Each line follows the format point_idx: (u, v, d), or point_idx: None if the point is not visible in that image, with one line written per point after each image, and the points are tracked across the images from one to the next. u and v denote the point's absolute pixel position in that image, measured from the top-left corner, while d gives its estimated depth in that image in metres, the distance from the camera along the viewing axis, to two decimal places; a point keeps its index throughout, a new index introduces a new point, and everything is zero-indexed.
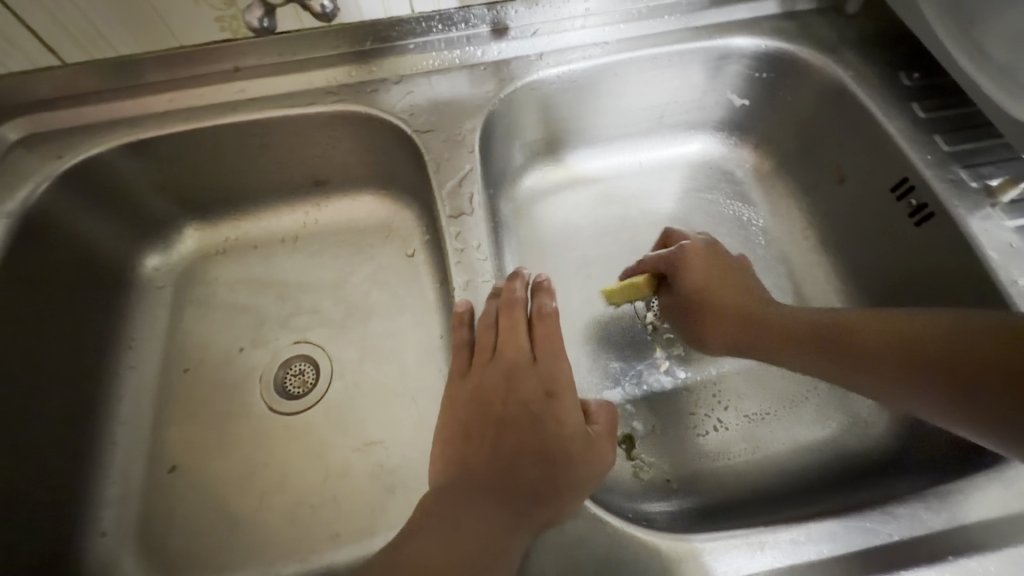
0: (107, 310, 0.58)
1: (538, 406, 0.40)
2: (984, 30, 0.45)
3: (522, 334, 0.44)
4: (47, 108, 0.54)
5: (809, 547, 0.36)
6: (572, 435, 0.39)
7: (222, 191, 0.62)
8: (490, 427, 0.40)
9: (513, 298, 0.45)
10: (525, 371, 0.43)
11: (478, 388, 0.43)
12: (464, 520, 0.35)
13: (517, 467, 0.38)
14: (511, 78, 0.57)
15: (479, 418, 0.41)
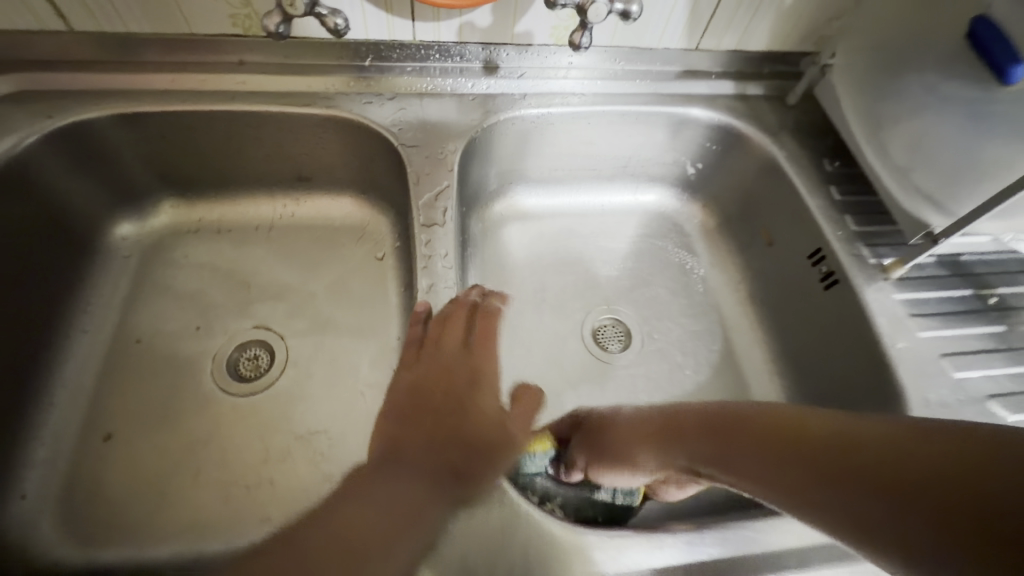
0: (69, 271, 0.58)
1: (466, 395, 0.45)
2: (887, 133, 0.55)
3: (461, 330, 0.48)
4: (44, 69, 0.56)
5: (701, 548, 0.40)
6: (495, 424, 0.43)
7: (204, 173, 0.64)
8: (419, 409, 0.43)
9: (459, 300, 0.50)
10: (466, 365, 0.47)
11: (414, 374, 0.47)
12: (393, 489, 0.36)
13: (440, 443, 0.40)
14: (495, 111, 0.63)
15: (411, 400, 0.44)
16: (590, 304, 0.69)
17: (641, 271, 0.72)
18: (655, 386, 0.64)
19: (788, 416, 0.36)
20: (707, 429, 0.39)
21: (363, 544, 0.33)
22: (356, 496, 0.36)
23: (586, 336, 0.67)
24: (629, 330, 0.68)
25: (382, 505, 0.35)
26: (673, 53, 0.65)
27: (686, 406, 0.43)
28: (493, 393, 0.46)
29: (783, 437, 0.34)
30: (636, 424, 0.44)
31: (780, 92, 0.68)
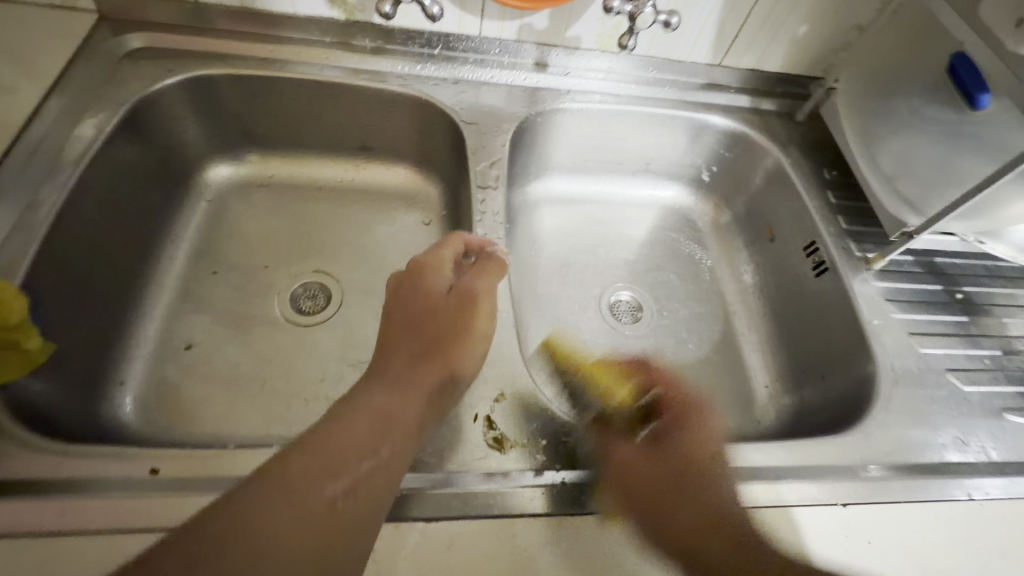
0: (164, 204, 0.67)
1: (453, 317, 0.47)
2: (877, 146, 0.64)
3: (447, 263, 0.51)
4: (166, 30, 0.66)
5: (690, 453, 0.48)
6: (471, 354, 0.46)
7: (285, 134, 0.73)
8: (412, 335, 0.45)
9: (452, 240, 0.53)
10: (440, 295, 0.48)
11: (399, 304, 0.48)
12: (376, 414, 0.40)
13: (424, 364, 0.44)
14: (542, 103, 0.72)
15: (400, 327, 0.46)
16: (608, 281, 0.78)
17: (655, 257, 0.81)
18: (662, 355, 0.72)
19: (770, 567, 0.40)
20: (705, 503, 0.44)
21: (352, 465, 0.37)
22: (346, 416, 0.39)
23: (603, 307, 0.75)
24: (642, 306, 0.76)
25: (370, 423, 0.39)
26: (700, 67, 0.75)
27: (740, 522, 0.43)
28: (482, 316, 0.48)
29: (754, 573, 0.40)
30: (676, 467, 0.47)
31: (790, 109, 0.78)
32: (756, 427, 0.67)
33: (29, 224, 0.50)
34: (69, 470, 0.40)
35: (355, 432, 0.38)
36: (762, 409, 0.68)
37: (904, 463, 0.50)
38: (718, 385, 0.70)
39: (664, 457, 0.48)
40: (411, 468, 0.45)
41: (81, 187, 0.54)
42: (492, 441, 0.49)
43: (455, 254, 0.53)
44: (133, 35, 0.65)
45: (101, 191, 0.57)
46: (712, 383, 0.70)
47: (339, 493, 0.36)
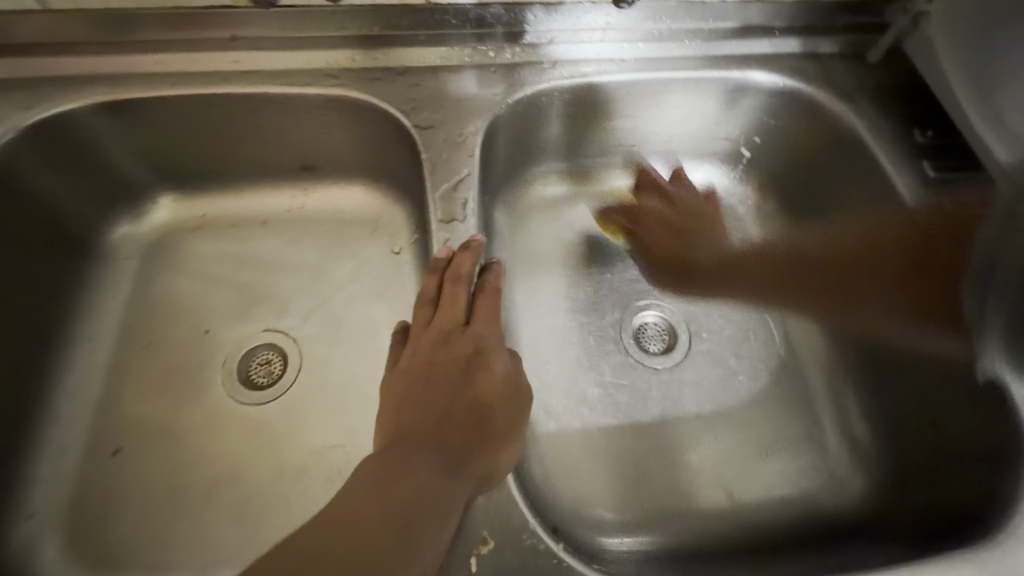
0: (65, 275, 0.55)
1: (470, 371, 0.40)
2: (1002, 98, 0.47)
3: (460, 298, 0.43)
4: (22, 53, 0.51)
5: None
6: (502, 437, 0.38)
7: (205, 163, 0.58)
8: (434, 405, 0.38)
9: (460, 265, 0.43)
10: (456, 336, 0.42)
11: (412, 349, 0.42)
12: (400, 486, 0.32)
13: (437, 441, 0.36)
14: (521, 84, 0.54)
15: (408, 390, 0.39)
16: (629, 299, 0.61)
17: (688, 260, 0.64)
18: (706, 395, 0.56)
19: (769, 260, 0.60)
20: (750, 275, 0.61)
21: None
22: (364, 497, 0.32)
23: (625, 336, 0.59)
24: (674, 328, 0.60)
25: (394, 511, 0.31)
26: (730, 6, 0.55)
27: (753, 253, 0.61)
28: (501, 368, 0.40)
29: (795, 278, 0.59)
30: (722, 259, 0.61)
31: (858, 48, 0.57)
32: (837, 485, 0.52)
33: None
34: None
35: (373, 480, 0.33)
36: (840, 459, 0.53)
37: None
38: (780, 430, 0.55)
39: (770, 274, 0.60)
40: None
41: None
42: None
43: (463, 287, 0.43)
44: None
45: None
46: (772, 428, 0.55)
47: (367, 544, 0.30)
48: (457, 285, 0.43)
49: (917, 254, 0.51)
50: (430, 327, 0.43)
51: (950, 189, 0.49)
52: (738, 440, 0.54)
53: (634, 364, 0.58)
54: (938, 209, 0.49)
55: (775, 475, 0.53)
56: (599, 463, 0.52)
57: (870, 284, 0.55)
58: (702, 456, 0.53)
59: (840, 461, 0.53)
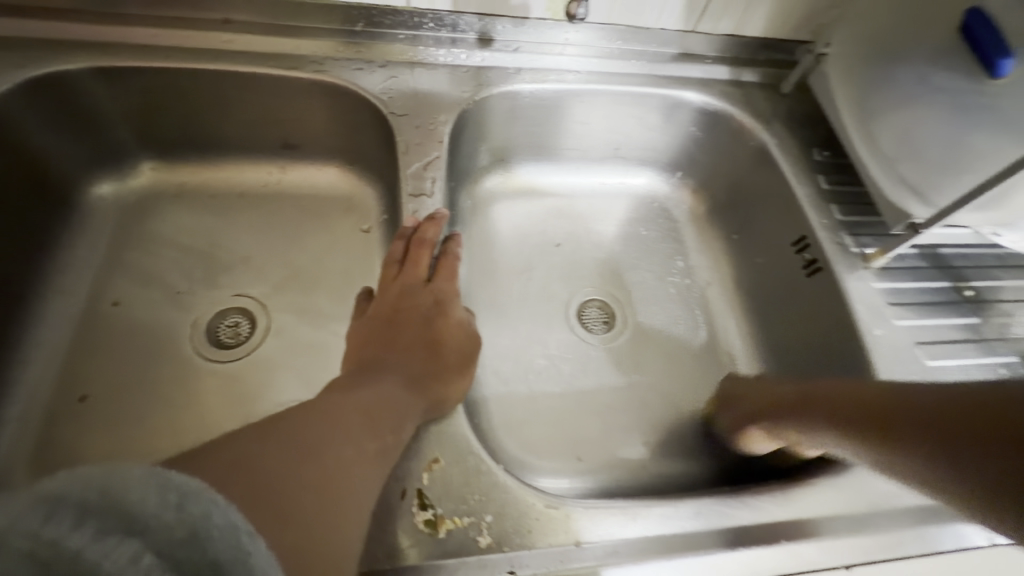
0: (41, 229, 0.57)
1: (430, 320, 0.48)
2: (877, 123, 0.55)
3: (424, 257, 0.50)
4: (18, 16, 0.54)
5: (675, 522, 0.40)
6: (454, 373, 0.45)
7: (187, 135, 0.62)
8: (397, 344, 0.45)
9: (427, 230, 0.50)
10: (418, 289, 0.49)
11: (381, 299, 0.49)
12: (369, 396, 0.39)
13: (403, 365, 0.43)
14: (488, 84, 0.61)
15: (376, 331, 0.46)
16: (576, 285, 0.69)
17: (629, 254, 0.72)
18: (637, 368, 0.64)
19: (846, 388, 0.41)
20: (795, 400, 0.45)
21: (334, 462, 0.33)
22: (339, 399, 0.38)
23: (571, 316, 0.67)
24: (614, 312, 0.68)
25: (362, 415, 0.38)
26: (671, 34, 0.64)
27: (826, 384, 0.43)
28: (455, 319, 0.49)
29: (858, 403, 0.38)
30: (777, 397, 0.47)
31: (773, 79, 0.68)
32: None
33: None
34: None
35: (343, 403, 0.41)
36: None
37: (914, 505, 0.43)
38: (699, 400, 0.63)
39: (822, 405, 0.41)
40: None
41: None
42: (425, 522, 0.38)
43: (428, 250, 0.50)
44: None
45: None
46: (693, 399, 0.63)
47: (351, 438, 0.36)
48: (424, 248, 0.50)
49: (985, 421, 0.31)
50: (397, 281, 0.50)
51: (932, 390, 0.35)
52: (664, 408, 0.62)
53: (576, 340, 0.65)
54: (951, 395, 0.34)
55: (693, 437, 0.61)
56: (542, 422, 0.59)
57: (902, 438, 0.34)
58: (632, 420, 0.61)
59: None
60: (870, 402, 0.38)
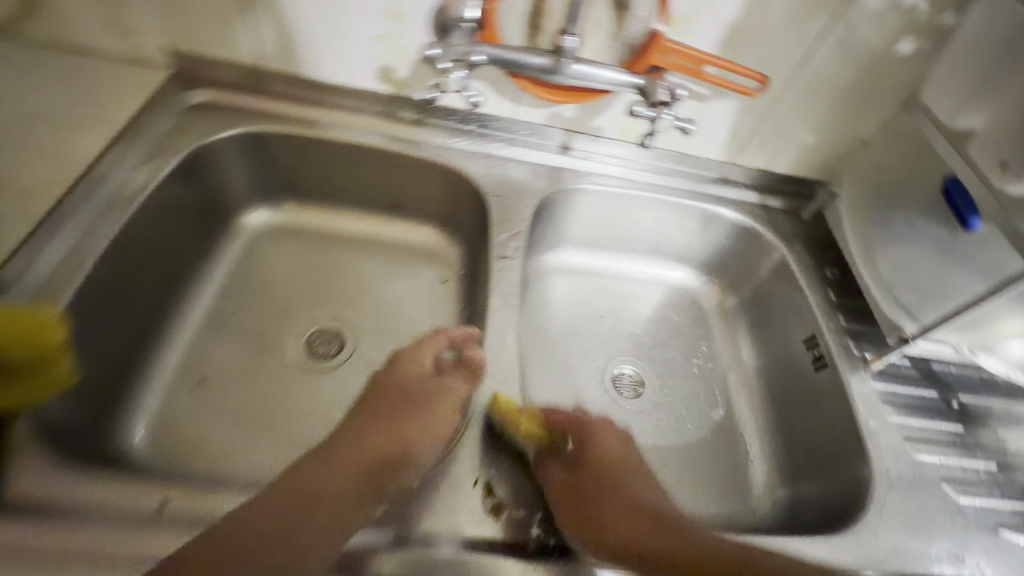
0: (200, 243, 0.72)
1: (410, 401, 0.57)
2: (877, 253, 0.69)
3: (425, 360, 0.60)
4: (229, 89, 0.72)
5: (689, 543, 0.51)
6: (416, 447, 0.53)
7: (322, 187, 0.78)
8: (387, 420, 0.55)
9: (438, 338, 0.61)
10: (424, 379, 0.59)
11: (391, 371, 0.60)
12: (311, 477, 0.48)
13: (364, 437, 0.53)
14: (563, 182, 0.77)
15: (374, 394, 0.58)
16: (612, 353, 0.80)
17: (660, 333, 0.83)
18: (661, 432, 0.73)
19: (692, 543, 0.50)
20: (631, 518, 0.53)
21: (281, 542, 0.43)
22: (317, 465, 0.49)
23: (607, 378, 0.77)
24: (644, 380, 0.78)
25: (299, 495, 0.46)
26: (713, 162, 0.80)
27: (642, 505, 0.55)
28: (457, 392, 0.58)
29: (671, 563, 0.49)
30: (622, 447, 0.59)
31: (795, 208, 0.82)
32: (750, 516, 0.67)
33: (77, 259, 0.55)
34: (76, 496, 0.43)
35: (337, 468, 0.49)
36: (758, 499, 0.68)
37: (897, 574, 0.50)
38: (714, 468, 0.70)
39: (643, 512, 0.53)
40: (397, 535, 0.47)
41: (131, 226, 0.60)
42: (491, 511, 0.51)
43: (437, 352, 0.61)
44: (199, 91, 0.71)
45: (146, 229, 0.62)
46: (709, 467, 0.70)
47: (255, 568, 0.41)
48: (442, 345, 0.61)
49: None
50: (394, 369, 0.60)
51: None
52: (683, 471, 0.69)
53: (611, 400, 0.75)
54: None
55: (707, 501, 0.68)
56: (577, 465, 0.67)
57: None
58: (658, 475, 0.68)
59: (759, 500, 0.68)
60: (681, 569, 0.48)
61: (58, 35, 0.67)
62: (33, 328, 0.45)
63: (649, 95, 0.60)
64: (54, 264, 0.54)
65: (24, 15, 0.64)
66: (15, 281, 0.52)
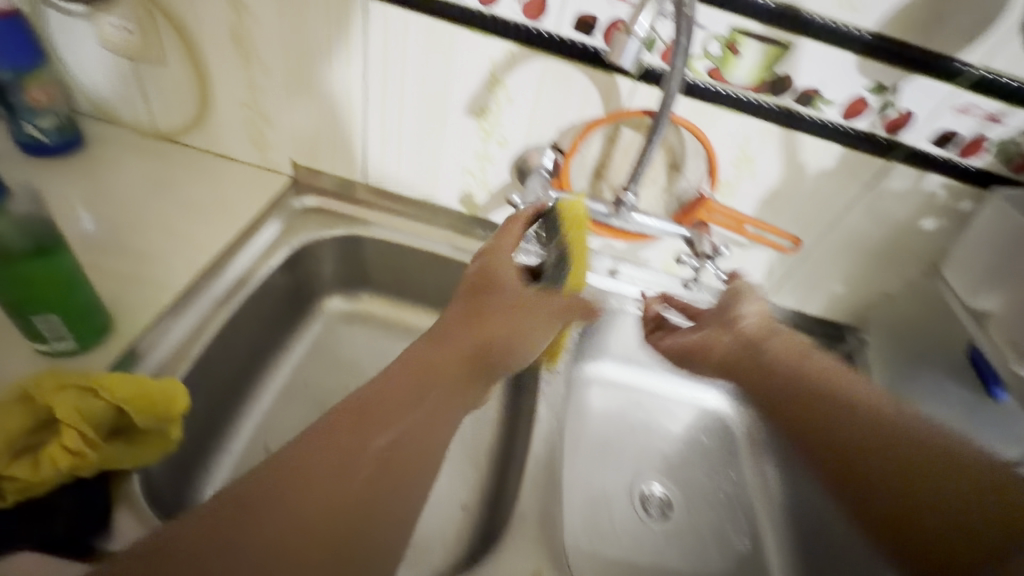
0: (285, 323, 0.81)
1: (500, 330, 0.58)
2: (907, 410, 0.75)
3: (509, 242, 0.62)
4: (333, 196, 0.85)
5: None
6: (496, 363, 0.58)
7: (394, 283, 0.89)
8: (450, 370, 0.54)
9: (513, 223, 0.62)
10: (494, 304, 0.59)
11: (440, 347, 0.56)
12: (393, 412, 0.48)
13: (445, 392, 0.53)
14: (609, 302, 0.85)
15: (437, 359, 0.54)
16: (642, 470, 0.82)
17: (689, 455, 0.86)
18: (685, 559, 0.74)
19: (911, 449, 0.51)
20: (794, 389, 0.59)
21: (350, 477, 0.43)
22: (354, 414, 0.47)
23: (635, 495, 0.79)
24: (673, 503, 0.80)
25: (414, 389, 0.51)
26: None
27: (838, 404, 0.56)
28: (558, 301, 0.61)
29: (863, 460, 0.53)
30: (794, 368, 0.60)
31: None
32: None
33: (196, 335, 0.65)
34: None
35: (337, 455, 0.44)
36: None
37: None
38: None
39: (796, 419, 0.58)
40: None
41: (240, 312, 0.70)
42: None
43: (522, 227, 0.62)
44: (309, 196, 0.84)
45: (249, 312, 0.72)
46: None
47: (370, 462, 0.45)
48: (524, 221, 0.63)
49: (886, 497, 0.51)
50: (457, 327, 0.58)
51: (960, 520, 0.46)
52: None
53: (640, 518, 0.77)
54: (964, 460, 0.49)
55: None
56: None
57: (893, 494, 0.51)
58: None
59: None
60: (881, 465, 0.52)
61: (212, 141, 0.83)
62: (164, 398, 0.49)
63: (695, 247, 0.70)
64: (172, 347, 0.63)
65: (193, 127, 0.81)
66: (144, 356, 0.61)
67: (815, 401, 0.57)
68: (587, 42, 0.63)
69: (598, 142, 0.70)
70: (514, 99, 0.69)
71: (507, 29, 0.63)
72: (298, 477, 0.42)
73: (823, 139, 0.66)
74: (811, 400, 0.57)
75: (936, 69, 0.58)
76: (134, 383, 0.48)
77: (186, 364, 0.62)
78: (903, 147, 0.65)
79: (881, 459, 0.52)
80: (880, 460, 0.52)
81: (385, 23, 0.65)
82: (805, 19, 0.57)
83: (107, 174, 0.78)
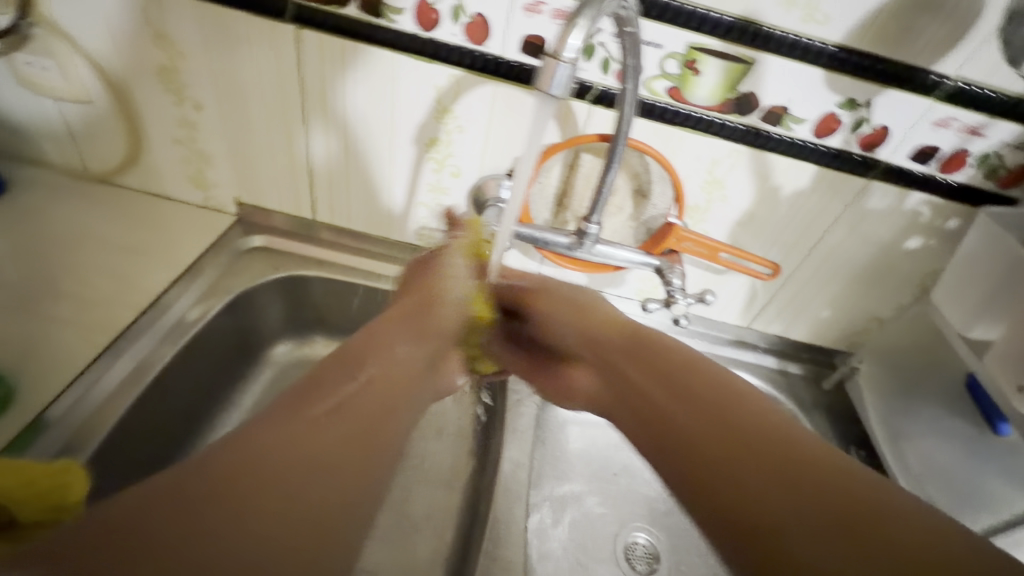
0: (233, 375, 0.75)
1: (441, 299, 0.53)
2: (903, 445, 0.71)
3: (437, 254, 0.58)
4: (282, 234, 0.80)
5: None
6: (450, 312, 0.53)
7: (352, 324, 0.83)
8: (356, 370, 0.41)
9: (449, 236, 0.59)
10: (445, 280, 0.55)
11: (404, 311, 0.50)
12: (283, 435, 0.34)
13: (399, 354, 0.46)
14: None
15: (386, 334, 0.47)
16: (625, 519, 0.75)
17: (676, 499, 0.79)
18: None
19: (815, 452, 0.35)
20: (633, 364, 0.47)
21: (275, 520, 0.30)
22: (266, 432, 0.34)
23: (618, 548, 0.72)
24: (657, 553, 0.73)
25: (353, 400, 0.39)
26: (730, 325, 0.81)
27: (688, 362, 0.44)
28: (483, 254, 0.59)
29: (751, 453, 0.36)
30: (636, 342, 0.48)
31: (816, 375, 0.81)
32: None
33: (118, 397, 0.58)
34: None
35: (254, 500, 0.30)
36: None
37: None
38: None
39: (689, 431, 0.40)
40: None
41: (169, 369, 0.63)
42: None
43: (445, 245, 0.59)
44: (257, 236, 0.79)
45: (186, 366, 0.66)
46: None
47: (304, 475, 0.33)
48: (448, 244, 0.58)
49: (844, 512, 0.31)
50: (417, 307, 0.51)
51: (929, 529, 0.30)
52: None
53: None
54: (912, 507, 0.31)
55: None
56: None
57: (777, 504, 0.33)
58: None
59: None
60: (786, 473, 0.34)
61: (150, 182, 0.77)
62: (60, 486, 0.43)
63: (664, 276, 0.65)
64: (91, 408, 0.56)
65: (127, 167, 0.76)
66: (54, 424, 0.54)
67: (705, 388, 0.41)
68: (537, 64, 0.59)
69: (557, 169, 0.65)
70: (464, 127, 0.65)
71: (450, 53, 0.59)
72: (177, 516, 0.28)
73: (795, 159, 0.61)
74: (735, 433, 0.37)
75: (908, 81, 0.54)
76: (20, 473, 0.42)
77: (102, 429, 0.55)
78: (880, 164, 0.61)
79: (759, 454, 0.36)
80: (730, 438, 0.37)
81: (319, 51, 0.60)
82: (765, 33, 0.53)
83: (30, 222, 0.72)
